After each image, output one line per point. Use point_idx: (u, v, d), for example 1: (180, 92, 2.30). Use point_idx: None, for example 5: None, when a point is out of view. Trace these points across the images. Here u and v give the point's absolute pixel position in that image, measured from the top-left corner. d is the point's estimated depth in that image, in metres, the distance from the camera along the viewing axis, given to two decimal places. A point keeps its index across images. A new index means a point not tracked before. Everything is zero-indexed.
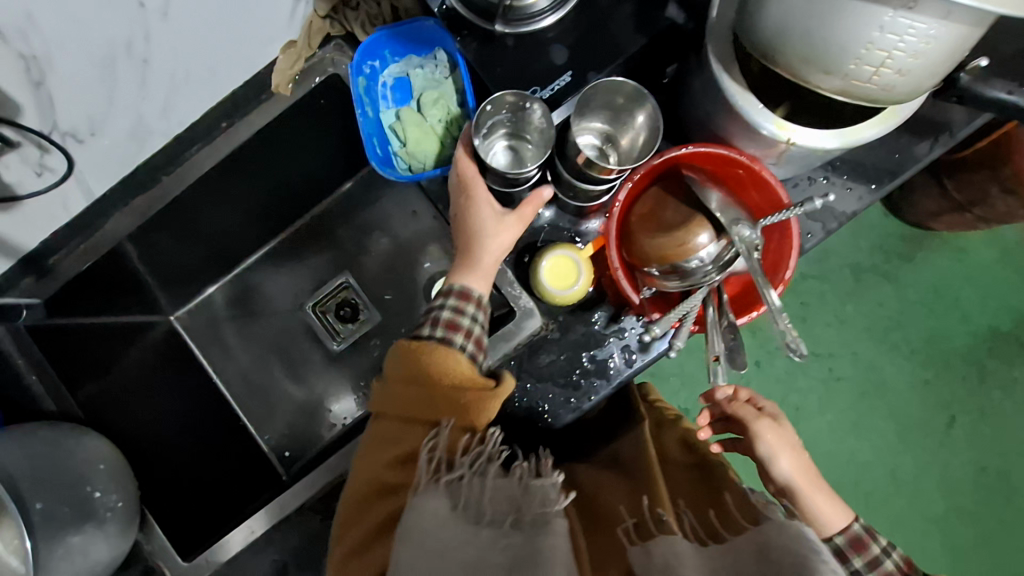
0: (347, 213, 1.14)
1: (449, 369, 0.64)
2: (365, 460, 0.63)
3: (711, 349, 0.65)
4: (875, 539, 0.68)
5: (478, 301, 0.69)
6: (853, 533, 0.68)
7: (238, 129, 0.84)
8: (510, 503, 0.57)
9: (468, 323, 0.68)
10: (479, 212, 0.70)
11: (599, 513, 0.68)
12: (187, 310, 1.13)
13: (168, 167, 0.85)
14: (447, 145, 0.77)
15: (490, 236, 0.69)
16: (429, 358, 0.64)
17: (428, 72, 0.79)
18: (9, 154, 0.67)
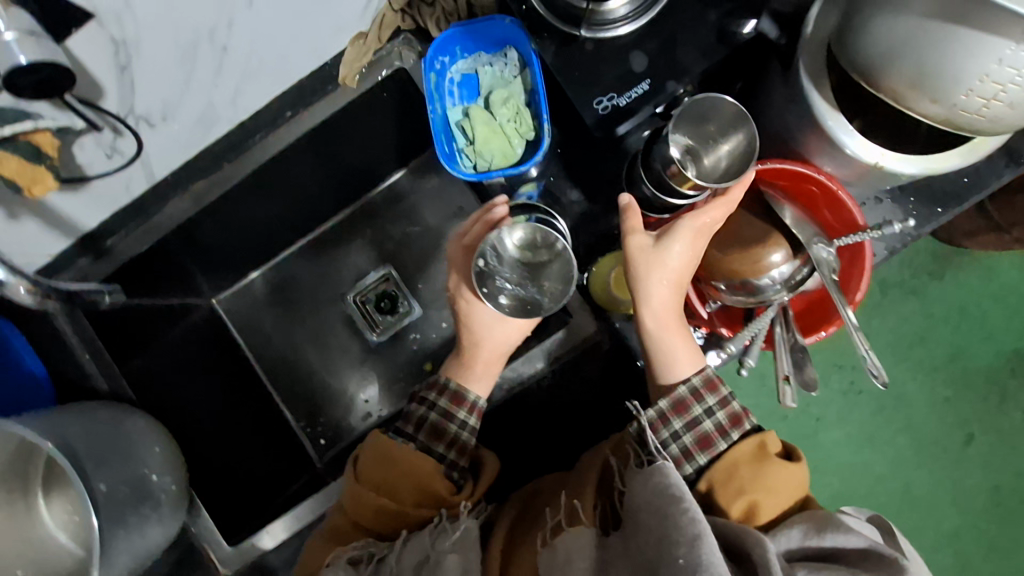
0: (390, 206, 1.14)
1: (398, 472, 0.70)
2: (316, 551, 0.71)
3: (779, 368, 0.65)
4: (700, 399, 0.69)
5: (471, 410, 0.76)
6: (676, 395, 0.69)
7: (302, 119, 0.84)
8: (423, 551, 0.63)
9: (454, 430, 0.75)
10: (483, 325, 0.78)
11: (531, 515, 0.73)
12: (228, 295, 1.13)
13: (231, 154, 0.84)
14: (514, 146, 0.76)
15: (490, 350, 0.78)
16: (384, 461, 0.71)
17: (497, 70, 0.78)
18: (87, 138, 0.68)
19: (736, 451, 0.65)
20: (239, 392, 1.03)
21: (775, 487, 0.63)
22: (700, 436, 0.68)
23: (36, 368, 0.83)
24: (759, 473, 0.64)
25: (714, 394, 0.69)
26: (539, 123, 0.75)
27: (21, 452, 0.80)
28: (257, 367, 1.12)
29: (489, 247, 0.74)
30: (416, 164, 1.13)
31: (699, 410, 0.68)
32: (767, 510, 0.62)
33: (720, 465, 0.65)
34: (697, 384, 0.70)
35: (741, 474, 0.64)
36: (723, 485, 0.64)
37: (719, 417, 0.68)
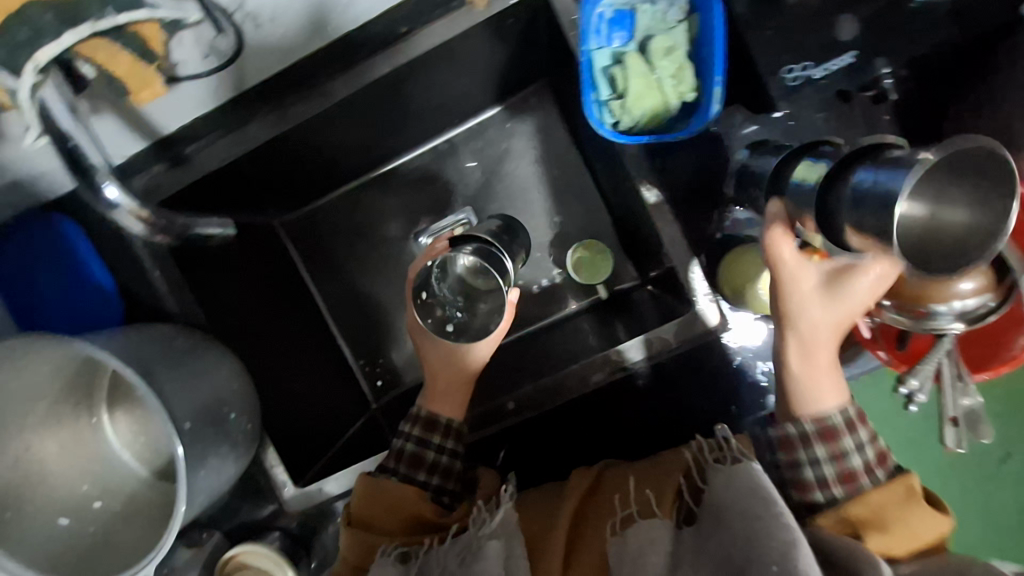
0: (478, 144, 1.04)
1: (393, 497, 0.73)
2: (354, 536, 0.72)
3: (948, 410, 0.60)
4: (852, 431, 0.64)
5: (447, 433, 0.80)
6: (826, 423, 0.64)
7: (420, 39, 0.73)
8: (463, 545, 0.66)
9: (433, 455, 0.78)
10: (439, 357, 0.81)
11: (597, 495, 0.72)
12: (294, 217, 1.06)
13: (333, 70, 0.74)
14: (669, 107, 0.66)
15: (448, 378, 0.81)
16: (381, 489, 0.74)
17: (658, 14, 0.67)
18: (185, 31, 0.62)
19: (880, 492, 0.60)
20: (303, 325, 0.98)
21: (913, 527, 0.57)
22: (845, 472, 0.62)
23: (104, 281, 0.77)
24: (899, 510, 0.58)
25: (864, 430, 0.64)
26: (704, 82, 0.65)
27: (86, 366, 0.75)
28: (320, 299, 1.08)
29: (433, 272, 0.80)
30: (511, 102, 1.02)
31: (847, 444, 0.63)
32: (899, 547, 0.57)
33: (861, 503, 0.60)
34: (850, 414, 0.64)
35: (885, 509, 0.59)
36: (858, 519, 0.59)
37: (868, 455, 0.63)
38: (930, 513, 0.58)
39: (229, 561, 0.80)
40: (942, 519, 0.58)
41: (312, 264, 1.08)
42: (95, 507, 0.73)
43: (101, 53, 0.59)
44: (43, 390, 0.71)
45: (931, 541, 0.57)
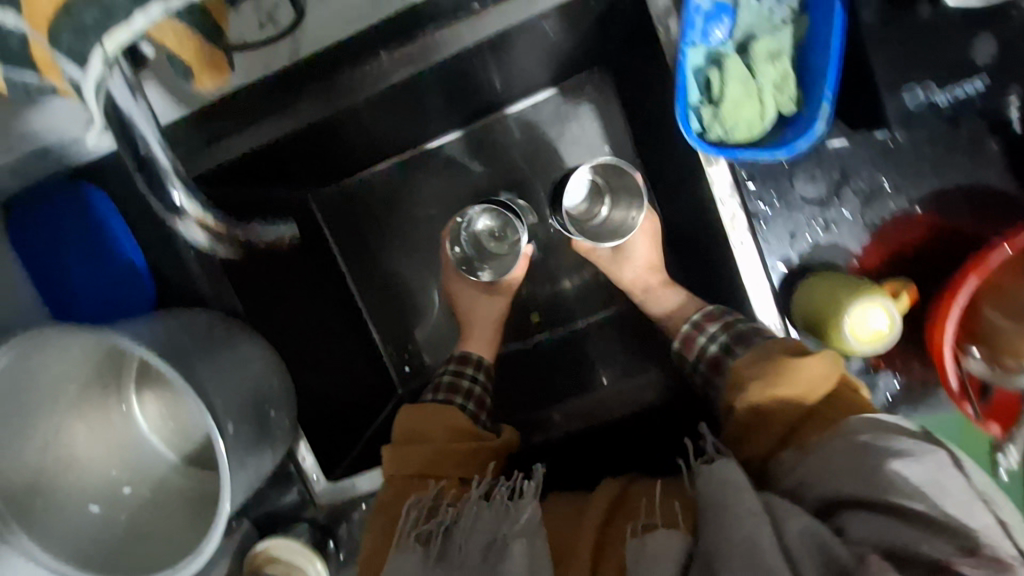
0: (528, 129, 0.98)
1: (441, 419, 0.77)
2: (396, 478, 0.72)
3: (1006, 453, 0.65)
4: (706, 331, 0.71)
5: (478, 367, 0.89)
6: (683, 335, 0.74)
7: (492, 19, 0.66)
8: (493, 532, 0.60)
9: (467, 384, 0.86)
10: (468, 296, 0.95)
11: (627, 500, 0.64)
12: (327, 194, 1.00)
13: (393, 46, 0.67)
14: (765, 118, 0.60)
15: (483, 326, 0.94)
16: (422, 410, 0.78)
17: (764, 12, 0.60)
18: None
19: (741, 363, 0.64)
20: (336, 310, 0.94)
21: (787, 390, 0.59)
22: (710, 360, 0.69)
23: (136, 258, 0.72)
24: (764, 375, 0.60)
25: (715, 323, 0.71)
26: (810, 93, 0.59)
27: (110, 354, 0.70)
28: (351, 281, 1.04)
29: (464, 234, 0.93)
30: (566, 85, 0.95)
31: (703, 340, 0.71)
32: (784, 415, 0.59)
33: (730, 379, 0.64)
34: (698, 320, 0.74)
35: (748, 385, 0.61)
36: (734, 388, 0.63)
37: (722, 339, 0.69)
38: (795, 367, 0.59)
39: (257, 556, 0.77)
40: (818, 374, 0.58)
41: (343, 242, 1.03)
42: (126, 493, 0.71)
43: (170, 37, 0.48)
44: (72, 373, 0.68)
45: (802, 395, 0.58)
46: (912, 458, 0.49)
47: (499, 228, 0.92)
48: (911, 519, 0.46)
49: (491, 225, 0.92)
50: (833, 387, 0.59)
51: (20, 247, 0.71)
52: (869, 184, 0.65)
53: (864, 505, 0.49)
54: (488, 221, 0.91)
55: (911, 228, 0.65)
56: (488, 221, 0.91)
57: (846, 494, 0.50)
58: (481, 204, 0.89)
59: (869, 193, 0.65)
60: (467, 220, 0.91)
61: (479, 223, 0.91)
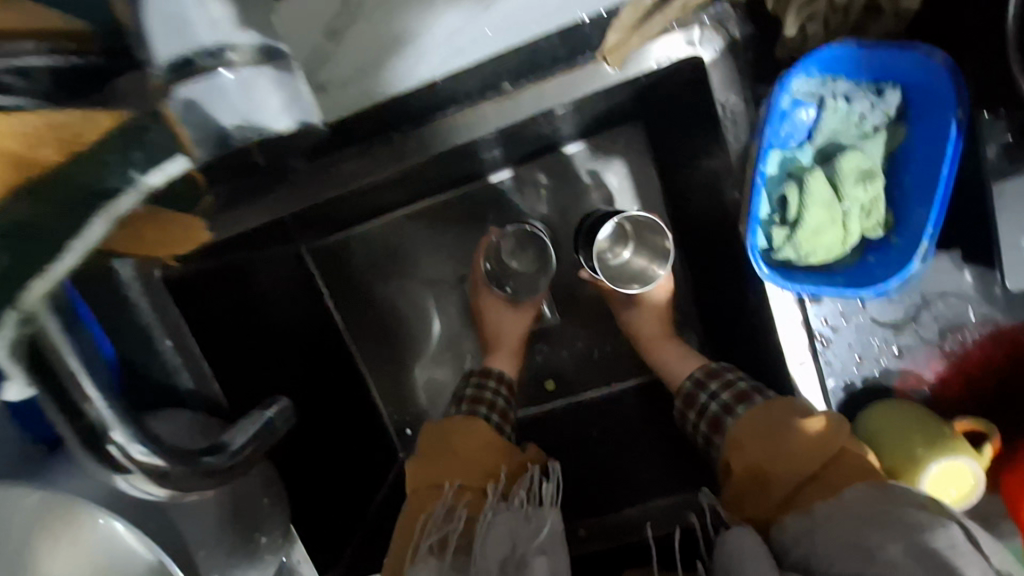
0: (552, 182, 0.88)
1: (467, 434, 0.69)
2: (416, 498, 0.65)
3: None
4: (708, 391, 0.67)
5: (500, 381, 0.81)
6: (685, 394, 0.70)
7: (525, 100, 0.56)
8: (511, 544, 0.54)
9: (490, 396, 0.78)
10: (496, 315, 0.86)
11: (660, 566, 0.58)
12: (326, 243, 0.91)
13: (406, 128, 0.57)
14: (847, 243, 0.51)
15: (509, 334, 0.86)
16: (455, 426, 0.70)
17: (855, 116, 0.50)
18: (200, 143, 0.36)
19: (743, 421, 0.58)
20: (333, 378, 0.86)
21: (784, 448, 0.52)
22: (710, 420, 0.64)
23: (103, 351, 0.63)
24: (763, 433, 0.55)
25: (716, 380, 0.67)
26: (904, 219, 0.50)
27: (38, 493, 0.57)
28: (348, 338, 0.94)
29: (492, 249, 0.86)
30: (595, 139, 0.85)
31: (704, 398, 0.67)
32: (784, 478, 0.51)
33: (731, 439, 0.58)
34: (699, 377, 0.70)
35: (748, 447, 0.55)
36: (735, 449, 0.57)
37: (724, 399, 0.64)
38: (795, 425, 0.53)
39: None
40: (821, 434, 0.52)
41: (340, 295, 0.94)
42: None
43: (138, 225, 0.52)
44: None
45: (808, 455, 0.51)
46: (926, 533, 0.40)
47: (523, 242, 0.86)
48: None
49: (515, 242, 0.85)
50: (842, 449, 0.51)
51: None
52: (953, 311, 0.56)
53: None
54: (513, 237, 0.85)
55: (995, 356, 0.57)
56: (516, 237, 0.85)
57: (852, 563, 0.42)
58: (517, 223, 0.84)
59: (949, 318, 0.57)
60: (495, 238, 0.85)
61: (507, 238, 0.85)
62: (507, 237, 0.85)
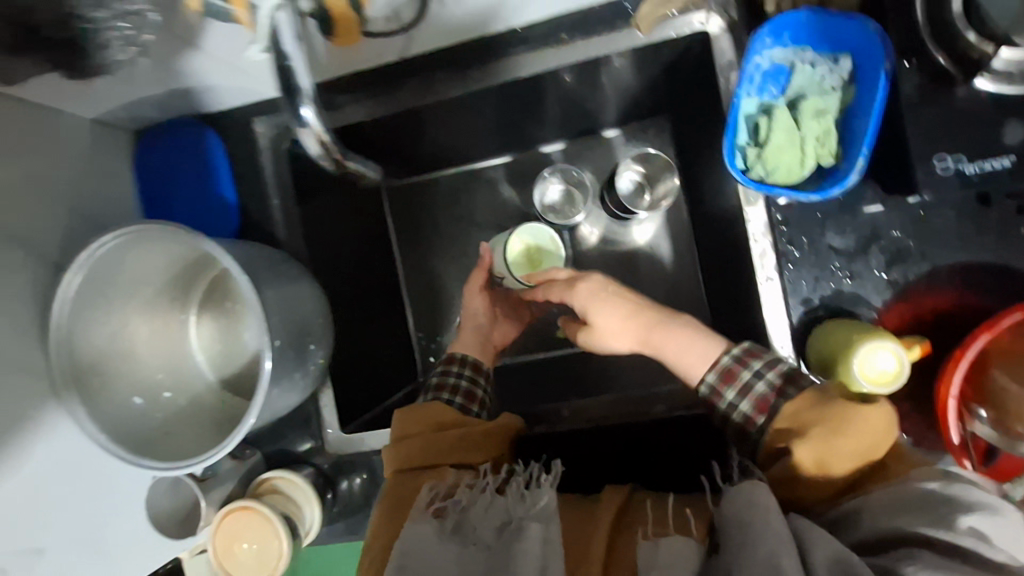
0: (587, 161, 1.06)
1: (438, 419, 0.77)
2: (404, 452, 0.73)
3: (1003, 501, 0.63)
4: (746, 366, 0.69)
5: (462, 363, 0.90)
6: (720, 367, 0.71)
7: (575, 47, 0.75)
8: (506, 514, 0.61)
9: (453, 380, 0.87)
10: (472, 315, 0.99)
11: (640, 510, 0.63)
12: (397, 185, 1.11)
13: (483, 59, 0.77)
14: (805, 166, 0.67)
15: (471, 328, 0.97)
16: (418, 412, 0.78)
17: (817, 76, 0.68)
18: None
19: (796, 404, 0.63)
20: (379, 285, 1.02)
21: (848, 441, 0.58)
22: (757, 402, 0.66)
23: (229, 196, 0.83)
24: (825, 422, 0.59)
25: (759, 359, 0.69)
26: (851, 152, 0.65)
27: (175, 270, 0.80)
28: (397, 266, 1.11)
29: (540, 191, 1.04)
30: (629, 128, 1.03)
31: (747, 375, 0.68)
32: (849, 468, 0.58)
33: (786, 416, 0.63)
34: (740, 353, 0.71)
35: (807, 428, 0.60)
36: (791, 433, 0.61)
37: (770, 379, 0.66)
38: (858, 416, 0.58)
39: (263, 484, 0.81)
40: (882, 424, 0.58)
41: (398, 230, 1.12)
42: (164, 397, 0.79)
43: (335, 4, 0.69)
44: (152, 278, 0.78)
45: (867, 444, 0.58)
46: (991, 514, 0.50)
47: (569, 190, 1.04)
48: (978, 561, 0.47)
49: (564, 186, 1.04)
50: (893, 437, 0.59)
51: (134, 164, 0.83)
52: (897, 246, 0.69)
53: (928, 547, 0.49)
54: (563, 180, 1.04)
55: (929, 285, 0.69)
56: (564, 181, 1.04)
57: (902, 538, 0.51)
58: (565, 167, 1.04)
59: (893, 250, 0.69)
60: (545, 177, 1.04)
61: (554, 184, 1.04)
62: (555, 179, 1.04)
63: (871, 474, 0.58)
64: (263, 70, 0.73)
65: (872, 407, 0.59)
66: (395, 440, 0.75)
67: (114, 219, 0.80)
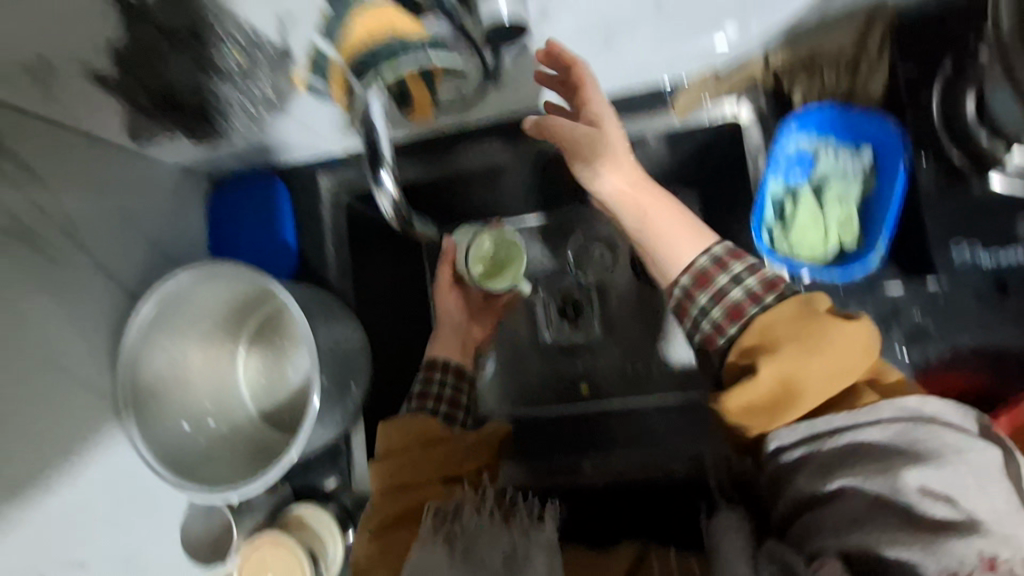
0: None
1: (418, 430, 0.80)
2: (393, 473, 0.75)
3: None
4: (724, 269, 0.65)
5: (445, 368, 0.91)
6: (697, 270, 0.66)
7: (614, 127, 0.82)
8: (510, 542, 0.63)
9: (436, 388, 0.89)
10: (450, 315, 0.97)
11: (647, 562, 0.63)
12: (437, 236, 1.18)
13: (530, 131, 0.84)
14: (828, 245, 0.73)
15: (450, 332, 0.96)
16: (400, 427, 0.79)
17: (839, 163, 0.74)
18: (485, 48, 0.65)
19: (772, 316, 0.60)
20: None
21: (825, 362, 0.56)
22: (730, 308, 0.63)
23: (290, 240, 0.90)
24: (800, 337, 0.57)
25: (740, 263, 0.65)
26: (871, 234, 0.71)
27: (235, 305, 0.87)
28: None
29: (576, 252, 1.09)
30: None
31: (723, 278, 0.64)
32: (816, 387, 0.57)
33: (755, 331, 0.60)
34: (718, 254, 0.66)
35: (772, 342, 0.59)
36: (758, 348, 0.59)
37: (749, 283, 0.63)
38: (831, 335, 0.57)
39: (290, 518, 0.84)
40: (850, 342, 0.57)
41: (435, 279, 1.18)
42: (209, 424, 0.83)
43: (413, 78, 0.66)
44: (212, 311, 0.84)
45: (844, 370, 0.57)
46: (949, 465, 0.51)
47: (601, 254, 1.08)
48: (937, 529, 0.48)
49: None
50: (870, 358, 0.58)
51: (207, 206, 0.92)
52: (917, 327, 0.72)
53: (888, 510, 0.51)
54: None
55: (951, 368, 0.71)
56: None
57: (881, 507, 0.51)
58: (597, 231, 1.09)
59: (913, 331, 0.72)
60: None
61: None
62: None
63: (829, 395, 0.57)
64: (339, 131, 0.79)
65: (849, 327, 0.58)
66: (379, 460, 0.77)
67: (182, 256, 0.88)
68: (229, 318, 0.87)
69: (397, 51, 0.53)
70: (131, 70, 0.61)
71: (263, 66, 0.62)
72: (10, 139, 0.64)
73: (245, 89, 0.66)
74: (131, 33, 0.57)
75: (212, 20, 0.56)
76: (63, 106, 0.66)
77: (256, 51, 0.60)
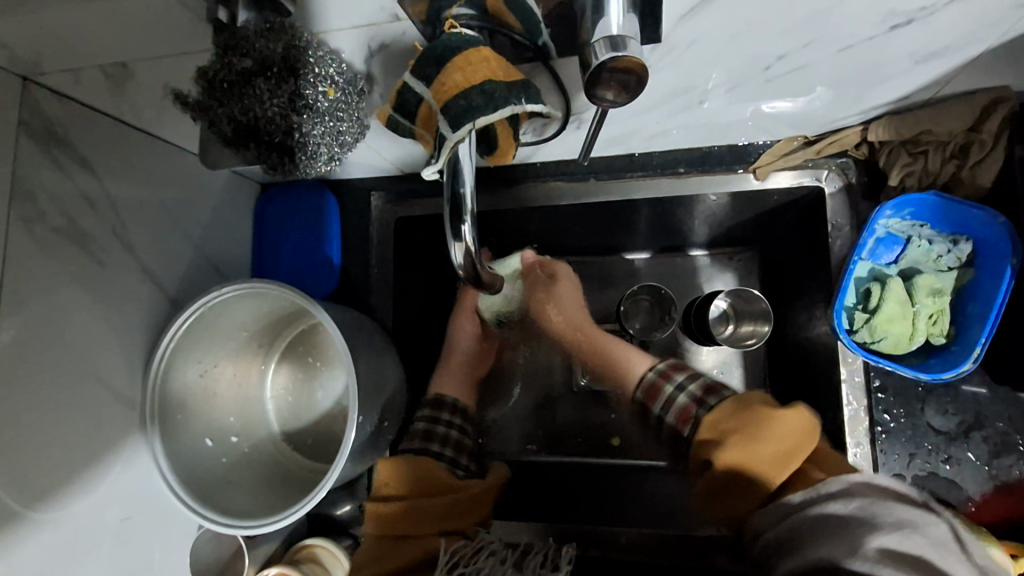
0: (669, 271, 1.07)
1: (426, 472, 0.72)
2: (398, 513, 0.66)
3: None
4: (669, 379, 0.74)
5: (453, 409, 0.87)
6: (648, 384, 0.77)
7: (688, 181, 0.77)
8: None
9: (441, 429, 0.83)
10: (466, 348, 0.93)
11: None
12: None
13: (601, 171, 0.80)
14: (913, 340, 0.68)
15: (460, 360, 0.92)
16: (407, 469, 0.72)
17: (933, 253, 0.69)
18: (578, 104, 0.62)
19: (719, 412, 0.62)
20: None
21: (763, 443, 0.55)
22: (681, 413, 0.68)
23: (336, 259, 0.88)
24: (740, 428, 0.57)
25: (681, 373, 0.74)
26: (966, 334, 0.67)
27: (268, 322, 0.84)
28: None
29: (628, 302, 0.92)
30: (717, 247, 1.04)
31: (670, 388, 0.73)
32: (769, 476, 0.54)
33: (703, 424, 0.62)
34: (662, 368, 0.77)
35: (720, 433, 0.59)
36: (711, 442, 0.59)
37: (691, 389, 0.70)
38: (764, 417, 0.56)
39: (303, 550, 0.82)
40: (782, 422, 0.55)
41: None
42: (231, 441, 0.80)
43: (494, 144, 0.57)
44: (249, 325, 0.81)
45: (784, 450, 0.54)
46: (908, 532, 0.42)
47: (659, 306, 0.91)
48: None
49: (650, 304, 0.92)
50: (815, 441, 0.55)
51: (255, 212, 0.90)
52: (1001, 437, 0.68)
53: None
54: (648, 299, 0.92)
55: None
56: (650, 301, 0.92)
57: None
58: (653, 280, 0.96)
59: (993, 439, 0.68)
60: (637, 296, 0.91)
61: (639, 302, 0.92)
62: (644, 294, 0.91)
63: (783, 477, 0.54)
64: (400, 150, 0.75)
65: (786, 407, 0.57)
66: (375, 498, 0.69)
67: (223, 263, 0.85)
68: (258, 334, 0.84)
69: (489, 100, 0.48)
70: (217, 95, 0.55)
71: (356, 105, 0.60)
72: (73, 135, 0.61)
73: (331, 127, 0.60)
74: (226, 57, 0.52)
75: (310, 55, 0.53)
76: (130, 102, 0.64)
77: (350, 89, 0.57)
